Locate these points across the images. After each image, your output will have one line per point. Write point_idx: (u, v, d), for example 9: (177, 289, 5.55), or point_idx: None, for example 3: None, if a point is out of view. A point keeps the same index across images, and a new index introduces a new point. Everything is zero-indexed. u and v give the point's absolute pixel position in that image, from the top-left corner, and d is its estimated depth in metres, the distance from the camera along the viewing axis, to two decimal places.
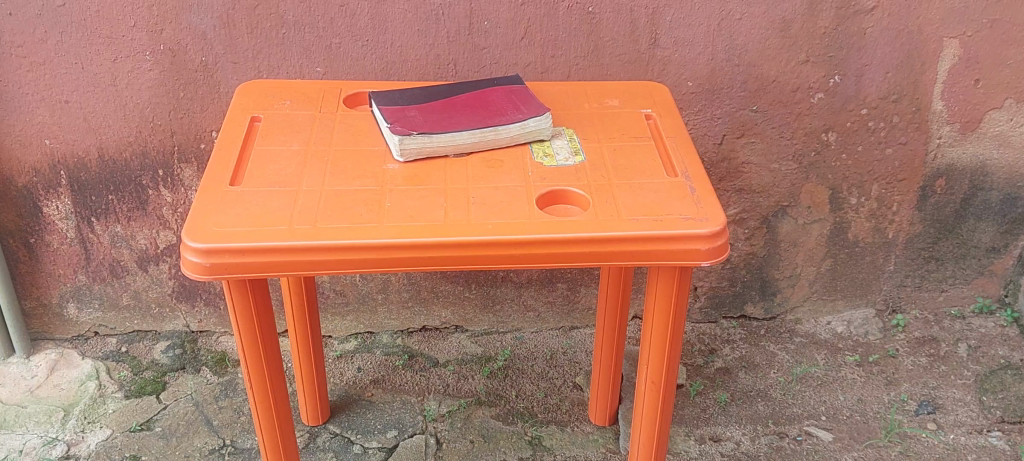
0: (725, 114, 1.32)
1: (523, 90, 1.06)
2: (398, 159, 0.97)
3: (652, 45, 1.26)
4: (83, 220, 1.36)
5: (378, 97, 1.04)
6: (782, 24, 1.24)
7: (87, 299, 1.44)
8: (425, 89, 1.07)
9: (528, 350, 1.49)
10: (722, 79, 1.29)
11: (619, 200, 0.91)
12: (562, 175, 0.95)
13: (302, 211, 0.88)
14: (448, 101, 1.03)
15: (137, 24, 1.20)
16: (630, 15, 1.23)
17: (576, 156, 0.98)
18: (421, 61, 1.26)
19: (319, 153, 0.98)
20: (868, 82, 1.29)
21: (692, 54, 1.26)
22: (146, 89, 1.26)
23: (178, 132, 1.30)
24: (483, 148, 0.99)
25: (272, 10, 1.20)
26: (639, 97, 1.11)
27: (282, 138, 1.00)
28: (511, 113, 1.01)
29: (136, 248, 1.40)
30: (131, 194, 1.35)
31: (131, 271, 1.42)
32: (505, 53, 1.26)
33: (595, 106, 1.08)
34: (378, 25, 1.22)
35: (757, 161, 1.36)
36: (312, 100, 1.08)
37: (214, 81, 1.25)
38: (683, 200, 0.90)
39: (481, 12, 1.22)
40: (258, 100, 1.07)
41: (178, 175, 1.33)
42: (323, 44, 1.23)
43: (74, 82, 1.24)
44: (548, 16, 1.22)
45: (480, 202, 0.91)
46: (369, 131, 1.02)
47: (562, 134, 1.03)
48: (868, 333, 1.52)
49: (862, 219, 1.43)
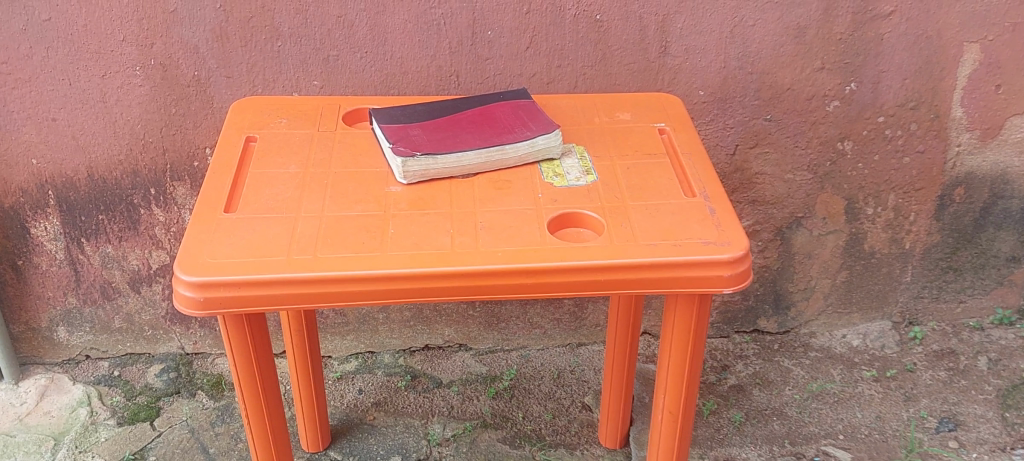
0: (738, 124, 1.27)
1: (530, 105, 1.01)
2: (401, 181, 0.92)
3: (662, 53, 1.21)
4: (72, 241, 1.31)
5: (379, 114, 0.99)
6: (797, 30, 1.19)
7: (77, 323, 1.39)
8: (427, 105, 1.02)
9: (535, 368, 1.44)
10: (735, 88, 1.24)
11: (634, 223, 0.86)
12: (574, 196, 0.90)
13: (301, 240, 0.84)
14: (452, 119, 0.98)
15: (126, 38, 1.15)
16: (639, 23, 1.18)
17: (587, 176, 0.94)
18: (423, 73, 1.21)
19: (317, 176, 0.93)
20: (885, 90, 1.25)
21: (703, 63, 1.22)
22: (136, 106, 1.20)
23: (170, 150, 1.25)
24: (490, 168, 0.94)
25: (267, 22, 1.15)
26: (651, 110, 1.06)
27: (279, 160, 0.95)
28: (519, 131, 0.96)
29: (128, 269, 1.35)
30: (122, 214, 1.29)
31: (123, 293, 1.37)
32: (509, 64, 1.21)
33: (605, 120, 1.03)
34: (378, 37, 1.17)
35: (771, 171, 1.32)
36: (310, 118, 1.03)
37: (206, 96, 1.20)
38: (702, 223, 0.86)
39: (485, 21, 1.17)
40: (254, 118, 1.02)
41: (171, 193, 1.29)
42: (321, 57, 1.18)
43: (61, 99, 1.19)
44: (554, 24, 1.18)
45: (487, 227, 0.86)
46: (370, 151, 0.97)
47: (573, 152, 0.98)
48: (885, 346, 1.47)
49: (878, 230, 1.38)
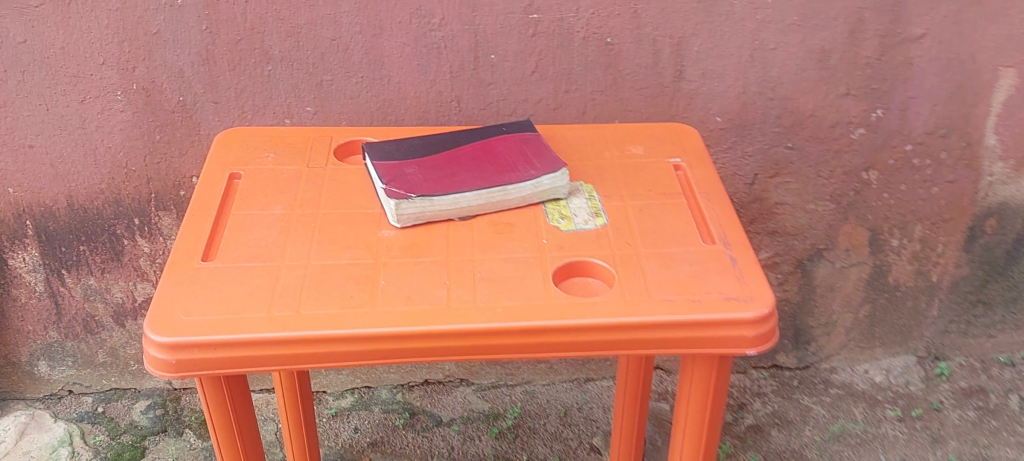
0: (757, 152, 1.20)
1: (535, 139, 0.94)
2: (395, 224, 0.85)
3: (677, 78, 1.14)
4: (52, 272, 1.24)
5: (372, 149, 0.92)
6: (821, 54, 1.12)
7: (59, 357, 1.32)
8: (425, 138, 0.95)
9: (540, 406, 1.37)
10: (754, 114, 1.17)
11: (648, 274, 0.79)
12: (582, 242, 0.83)
13: (284, 294, 0.77)
14: (451, 154, 0.91)
15: (107, 61, 1.07)
16: (653, 46, 1.11)
17: (597, 218, 0.86)
18: (421, 98, 1.14)
19: (303, 218, 0.86)
20: (914, 116, 1.17)
21: (721, 88, 1.15)
22: (118, 132, 1.13)
23: (155, 179, 1.18)
24: (491, 209, 0.87)
25: (257, 45, 1.07)
26: (665, 143, 0.99)
27: (264, 199, 0.88)
28: (523, 169, 0.89)
29: (112, 302, 1.28)
30: (105, 244, 1.23)
31: (107, 326, 1.30)
32: (514, 89, 1.14)
33: (616, 154, 0.96)
34: (374, 61, 1.10)
35: (792, 201, 1.25)
36: (298, 151, 0.96)
37: (193, 123, 1.13)
38: (722, 274, 0.78)
39: (488, 44, 1.10)
40: (239, 152, 0.95)
41: (156, 223, 1.22)
42: (314, 81, 1.11)
43: (38, 125, 1.11)
44: (562, 47, 1.10)
45: (487, 278, 0.79)
46: (362, 189, 0.90)
47: (581, 191, 0.90)
48: (910, 383, 1.39)
49: (904, 262, 1.31)
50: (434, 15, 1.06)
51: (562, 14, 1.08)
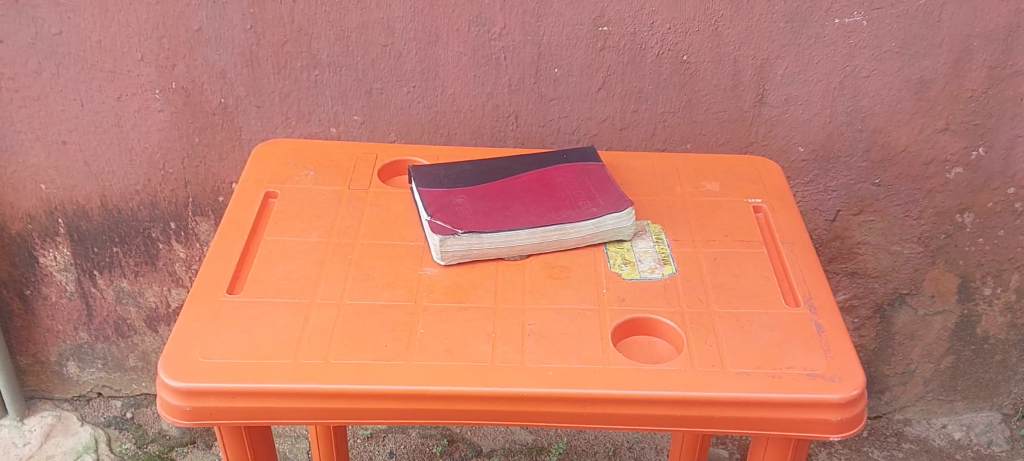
0: (841, 186, 1.10)
1: (599, 170, 0.85)
2: (438, 261, 0.77)
3: (758, 102, 1.04)
4: (84, 273, 1.18)
5: (419, 173, 0.84)
6: (920, 84, 1.01)
7: (89, 359, 1.27)
8: (477, 163, 0.87)
9: (587, 442, 1.28)
10: (840, 146, 1.07)
11: (721, 339, 0.70)
12: (646, 295, 0.74)
13: (313, 338, 0.69)
14: (505, 183, 0.83)
15: (145, 57, 1.00)
16: (733, 67, 1.01)
17: (664, 267, 0.77)
18: (477, 112, 1.05)
19: (340, 250, 0.78)
20: (1020, 157, 1.06)
21: (806, 116, 1.05)
22: (155, 132, 1.06)
23: (193, 182, 1.11)
24: (545, 249, 0.79)
25: (304, 48, 1.00)
26: (744, 180, 0.89)
27: (299, 225, 0.81)
28: (584, 205, 0.80)
29: (145, 306, 1.22)
30: (139, 247, 1.17)
31: (139, 331, 1.25)
32: (578, 106, 1.05)
33: (689, 191, 0.87)
34: (429, 70, 1.02)
35: (875, 241, 1.14)
36: (340, 170, 0.88)
37: (234, 127, 1.06)
38: (806, 346, 0.69)
39: (552, 57, 1.01)
40: (276, 168, 0.88)
41: (192, 229, 1.15)
42: (363, 89, 1.03)
43: (73, 121, 1.05)
44: (633, 64, 1.01)
45: (538, 333, 0.70)
46: (405, 218, 0.82)
47: (647, 232, 0.81)
48: (992, 443, 1.28)
49: (995, 313, 1.19)
50: (495, 23, 0.98)
51: (634, 28, 0.98)
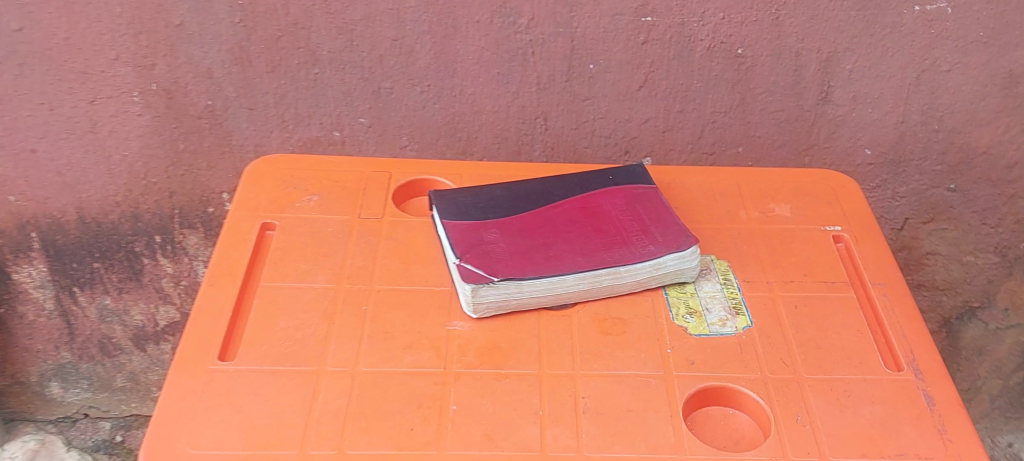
0: (911, 192, 0.98)
1: (652, 196, 0.73)
2: (470, 314, 0.65)
3: (821, 100, 0.90)
4: (62, 290, 1.06)
5: (441, 200, 0.72)
6: (1008, 78, 0.88)
7: (73, 379, 1.16)
8: (508, 186, 0.74)
9: None
10: (913, 149, 0.94)
11: (815, 417, 0.58)
12: (719, 357, 0.62)
13: (322, 419, 0.57)
14: (543, 214, 0.70)
15: (120, 56, 0.87)
16: (795, 61, 0.87)
17: (738, 318, 0.65)
18: (501, 113, 0.92)
19: (352, 299, 0.66)
20: None
21: (876, 115, 0.92)
22: (136, 138, 0.94)
23: (178, 192, 0.99)
24: (595, 296, 0.66)
25: (301, 43, 0.86)
26: (818, 200, 0.77)
27: (302, 267, 0.68)
28: (639, 242, 0.67)
29: (131, 325, 1.11)
30: (122, 262, 1.05)
31: (125, 350, 1.13)
32: (615, 106, 0.92)
33: (757, 216, 0.74)
34: (445, 67, 0.88)
35: (947, 251, 1.02)
36: (348, 193, 0.76)
37: (223, 131, 0.94)
38: (916, 425, 0.58)
39: (587, 51, 0.87)
40: (273, 193, 0.76)
41: (180, 242, 1.03)
42: (371, 88, 0.90)
43: (42, 127, 0.92)
44: (679, 58, 0.87)
45: (595, 410, 0.58)
46: (428, 255, 0.70)
47: (713, 271, 0.69)
48: None
49: None
50: (522, 14, 0.84)
51: (682, 18, 0.84)
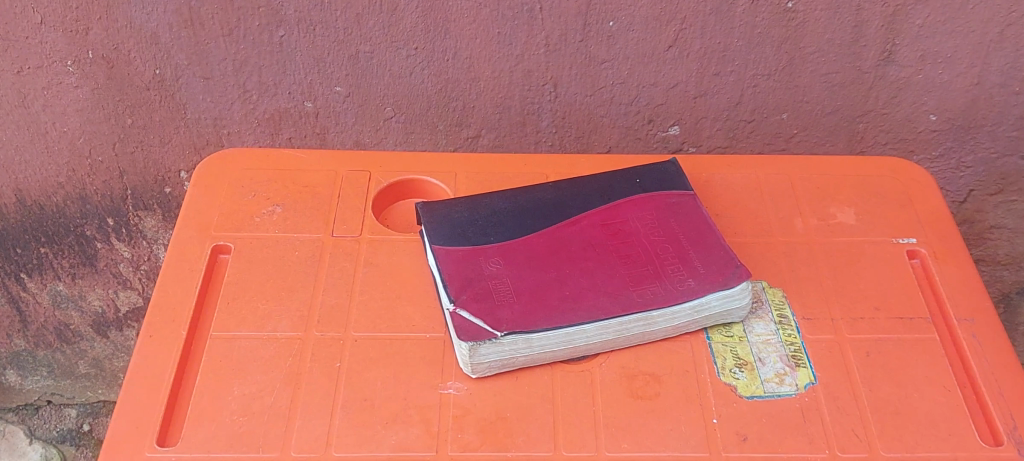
0: (978, 162, 0.84)
1: (688, 207, 0.60)
2: (469, 373, 0.52)
3: (883, 61, 0.76)
4: (8, 276, 0.94)
5: (432, 216, 0.58)
6: None
7: (31, 367, 1.06)
8: (511, 193, 0.61)
9: None
10: (986, 113, 0.80)
11: None
12: (778, 430, 0.50)
13: None
14: (555, 234, 0.57)
15: (46, 20, 0.72)
16: (857, 15, 0.72)
17: (799, 372, 0.53)
18: (502, 79, 0.78)
19: (323, 354, 0.54)
20: None
21: (947, 76, 0.77)
22: (74, 113, 0.80)
23: (129, 171, 0.85)
24: (621, 344, 0.54)
25: (261, 1, 0.70)
26: (886, 203, 0.64)
27: (264, 309, 0.56)
28: (676, 274, 0.55)
29: (89, 311, 0.99)
30: (72, 247, 0.92)
31: (86, 336, 1.02)
32: (638, 69, 0.77)
33: (815, 226, 0.61)
34: (436, 27, 0.73)
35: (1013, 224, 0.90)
36: (318, 202, 0.62)
37: (177, 104, 0.79)
38: None
39: (606, 7, 0.71)
40: (227, 202, 0.62)
41: (136, 225, 0.90)
42: (348, 53, 0.75)
43: None
44: (717, 14, 0.72)
45: None
46: (416, 287, 0.57)
47: (765, 305, 0.57)
48: None
49: None
50: None
51: None
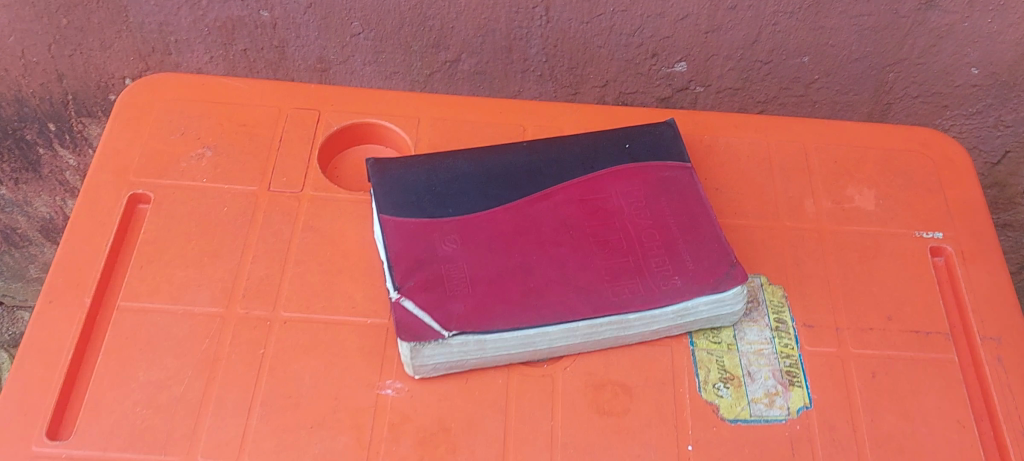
0: (1018, 121, 0.75)
1: (682, 184, 0.51)
2: (411, 373, 0.45)
3: (925, 6, 0.65)
4: None
5: (384, 176, 0.50)
6: None
7: None
8: (478, 153, 0.52)
9: None
10: None
11: None
12: None
13: None
14: (524, 209, 0.49)
15: None
16: None
17: (792, 393, 0.46)
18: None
19: (245, 337, 0.47)
20: None
21: (998, 27, 0.67)
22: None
23: (69, 75, 0.76)
24: (589, 348, 0.47)
25: None
26: (911, 185, 0.55)
27: (183, 277, 0.49)
28: (660, 269, 0.47)
29: (36, 217, 0.93)
30: (12, 152, 0.84)
31: (35, 241, 0.97)
32: None
33: (827, 211, 0.53)
34: None
35: None
36: (256, 148, 0.54)
37: (116, 6, 0.69)
38: None
39: None
40: (151, 142, 0.54)
41: (80, 131, 0.82)
42: None
43: None
44: None
45: None
46: (361, 260, 0.50)
47: (760, 306, 0.49)
48: None
49: None
50: None
51: None
